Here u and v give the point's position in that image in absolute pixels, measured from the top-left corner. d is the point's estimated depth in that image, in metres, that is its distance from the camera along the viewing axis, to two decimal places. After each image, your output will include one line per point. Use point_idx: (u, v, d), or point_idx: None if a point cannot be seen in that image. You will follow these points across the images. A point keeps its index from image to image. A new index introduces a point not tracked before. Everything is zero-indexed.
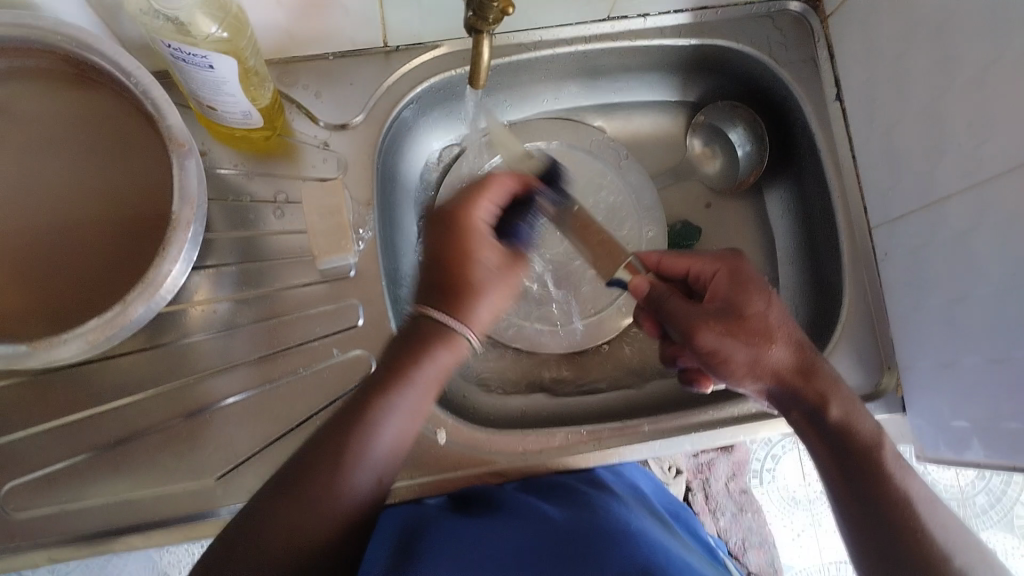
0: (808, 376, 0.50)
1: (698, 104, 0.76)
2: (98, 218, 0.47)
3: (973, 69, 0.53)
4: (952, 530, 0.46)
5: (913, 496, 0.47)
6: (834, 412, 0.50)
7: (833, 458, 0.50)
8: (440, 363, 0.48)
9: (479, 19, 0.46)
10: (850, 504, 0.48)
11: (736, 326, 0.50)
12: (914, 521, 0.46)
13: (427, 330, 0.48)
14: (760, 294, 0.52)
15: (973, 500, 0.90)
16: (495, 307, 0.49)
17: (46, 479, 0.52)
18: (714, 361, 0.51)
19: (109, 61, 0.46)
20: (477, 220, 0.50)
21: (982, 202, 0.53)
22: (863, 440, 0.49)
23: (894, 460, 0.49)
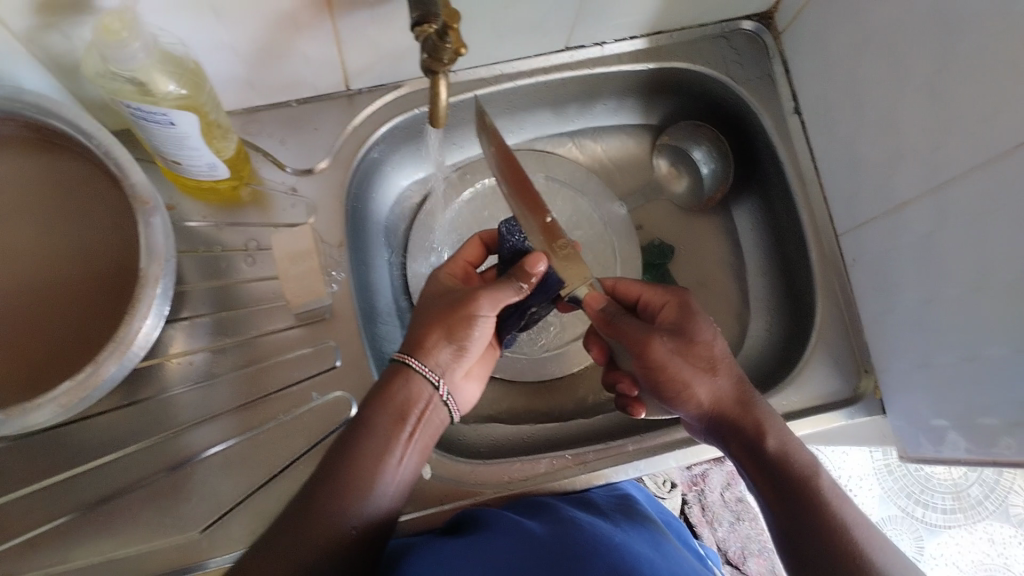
0: (746, 407, 0.52)
1: (660, 126, 0.78)
2: (68, 278, 0.47)
3: (921, 77, 0.54)
4: (887, 555, 0.46)
5: (848, 521, 0.48)
6: (771, 442, 0.51)
7: (768, 486, 0.50)
8: (418, 402, 0.49)
9: (434, 61, 0.47)
10: (786, 527, 0.49)
11: (682, 347, 0.52)
12: (850, 545, 0.46)
13: (393, 379, 0.49)
14: (707, 321, 0.54)
15: (967, 493, 0.90)
16: (483, 341, 0.52)
17: (29, 544, 0.51)
18: (659, 380, 0.53)
19: (71, 125, 0.46)
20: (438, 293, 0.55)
21: (941, 205, 0.54)
22: (799, 469, 0.50)
23: (829, 488, 0.49)
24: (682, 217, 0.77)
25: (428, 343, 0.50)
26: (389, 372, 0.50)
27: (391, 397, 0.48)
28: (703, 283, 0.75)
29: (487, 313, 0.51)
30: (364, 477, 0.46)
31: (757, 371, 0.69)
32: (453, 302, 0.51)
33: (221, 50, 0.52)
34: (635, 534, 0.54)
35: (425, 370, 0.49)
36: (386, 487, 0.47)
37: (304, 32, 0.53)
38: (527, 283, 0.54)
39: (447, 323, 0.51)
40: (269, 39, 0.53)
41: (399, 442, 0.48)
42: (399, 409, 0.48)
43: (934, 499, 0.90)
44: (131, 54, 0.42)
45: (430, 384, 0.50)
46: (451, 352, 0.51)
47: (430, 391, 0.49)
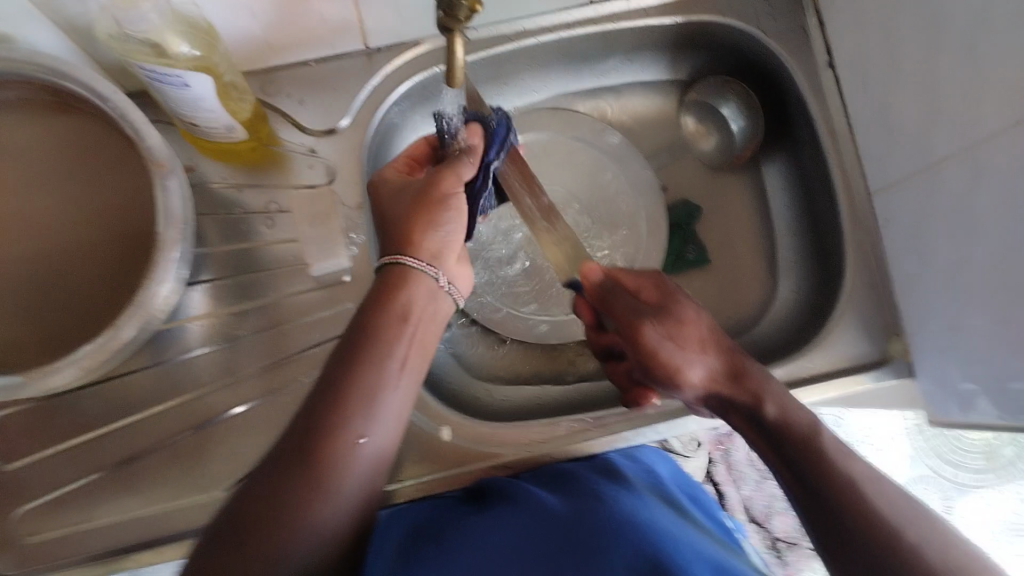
0: (738, 377, 0.52)
1: (689, 80, 0.75)
2: (87, 242, 0.48)
3: (963, 28, 0.51)
4: (898, 510, 0.45)
5: (856, 479, 0.46)
6: (769, 409, 0.50)
7: (777, 457, 0.50)
8: (416, 301, 0.49)
9: (450, 17, 0.46)
10: (800, 495, 0.48)
11: (669, 329, 0.53)
12: (859, 501, 0.45)
13: (390, 273, 0.49)
14: (690, 302, 0.55)
15: (1001, 452, 0.87)
16: (456, 242, 0.52)
17: (61, 500, 0.53)
18: (656, 370, 0.54)
19: (86, 87, 0.46)
20: (450, 190, 0.51)
21: (979, 163, 0.52)
22: (800, 432, 0.49)
23: (834, 449, 0.48)
24: (710, 176, 0.75)
25: (410, 232, 0.50)
26: (388, 274, 0.49)
27: (391, 297, 0.48)
28: (729, 245, 0.74)
29: (456, 202, 0.51)
30: (348, 433, 0.44)
31: (784, 334, 0.68)
32: (420, 190, 0.51)
33: (236, 9, 0.52)
34: (660, 511, 0.55)
35: (424, 264, 0.50)
36: (373, 438, 0.45)
37: None
38: (472, 153, 0.54)
39: (430, 214, 0.50)
40: None
41: (400, 345, 0.47)
42: (401, 310, 0.48)
43: (966, 460, 0.87)
44: (141, 15, 0.44)
45: (430, 277, 0.50)
46: (440, 237, 0.51)
47: (431, 283, 0.50)
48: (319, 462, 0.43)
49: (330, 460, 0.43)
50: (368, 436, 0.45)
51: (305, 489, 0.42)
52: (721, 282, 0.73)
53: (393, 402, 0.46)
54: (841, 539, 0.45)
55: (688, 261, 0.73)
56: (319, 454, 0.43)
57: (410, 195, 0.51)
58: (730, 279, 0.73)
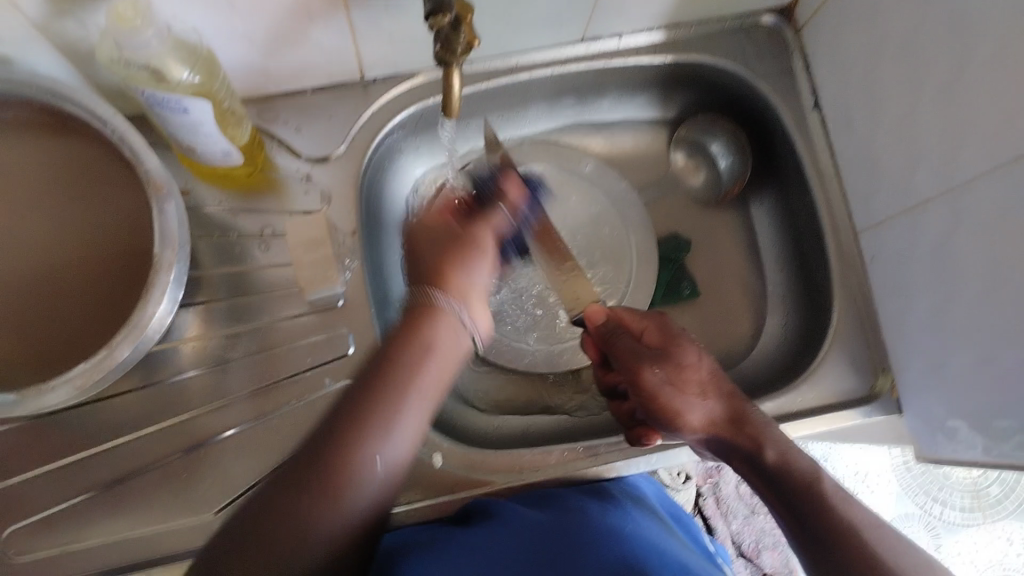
0: (741, 423, 0.53)
1: (677, 118, 0.77)
2: (84, 261, 0.48)
3: (941, 73, 0.53)
4: (897, 552, 0.45)
5: (856, 524, 0.47)
6: (771, 454, 0.51)
7: (776, 499, 0.50)
8: (444, 339, 0.48)
9: (447, 51, 0.47)
10: (798, 534, 0.48)
11: (672, 374, 0.55)
12: (856, 542, 0.45)
13: (424, 308, 0.49)
14: (692, 348, 0.57)
15: (987, 492, 0.89)
16: (482, 284, 0.53)
17: (44, 522, 0.52)
18: (661, 415, 0.55)
19: (88, 110, 0.47)
20: (480, 233, 0.55)
21: (960, 204, 0.53)
22: (801, 476, 0.50)
23: (833, 491, 0.49)
24: (698, 211, 0.76)
25: (445, 274, 0.51)
26: (416, 310, 0.49)
27: (416, 333, 0.47)
28: (719, 278, 0.75)
29: (484, 246, 0.54)
30: (375, 433, 0.43)
31: (773, 367, 0.69)
32: (455, 232, 0.54)
33: (236, 39, 0.53)
34: (645, 529, 0.55)
35: (448, 303, 0.50)
36: (391, 450, 0.44)
37: (317, 22, 0.53)
38: (512, 209, 0.60)
39: (461, 255, 0.52)
40: (283, 27, 0.53)
41: (418, 384, 0.46)
42: (414, 335, 0.47)
43: (952, 498, 0.89)
44: (144, 42, 0.43)
45: (465, 332, 0.50)
46: (472, 284, 0.52)
47: (455, 320, 0.50)
48: (327, 474, 0.42)
49: (349, 466, 0.42)
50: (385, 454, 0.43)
51: (320, 496, 0.41)
52: (711, 316, 0.73)
53: (415, 414, 0.45)
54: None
55: (675, 292, 0.73)
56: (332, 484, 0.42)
57: (441, 238, 0.53)
58: (719, 311, 0.73)
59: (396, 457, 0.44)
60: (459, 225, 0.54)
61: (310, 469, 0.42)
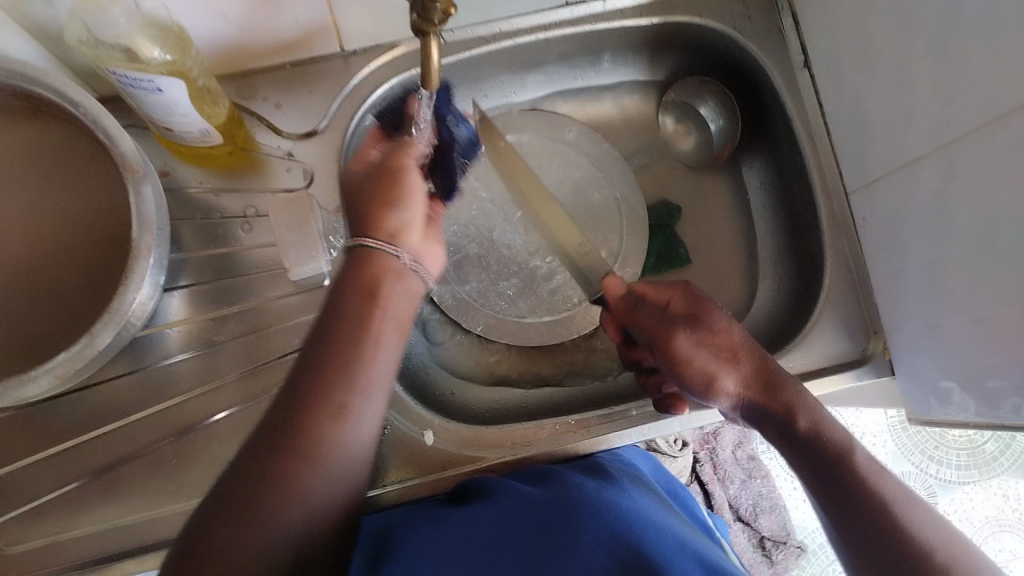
0: (773, 388, 0.52)
1: (666, 81, 0.76)
2: (61, 250, 0.47)
3: (933, 28, 0.52)
4: (932, 525, 0.45)
5: (890, 499, 0.47)
6: (802, 422, 0.50)
7: (807, 466, 0.50)
8: (396, 298, 0.47)
9: (424, 21, 0.45)
10: (831, 507, 0.48)
11: (706, 340, 0.53)
12: (894, 519, 0.46)
13: (361, 257, 0.46)
14: (722, 312, 0.54)
15: (983, 449, 0.92)
16: (415, 215, 0.49)
17: (36, 512, 0.52)
18: (690, 381, 0.53)
19: (59, 93, 0.45)
20: (406, 162, 0.49)
21: (952, 162, 0.52)
22: (835, 447, 0.49)
23: (866, 464, 0.48)
24: (689, 176, 0.76)
25: (377, 215, 0.47)
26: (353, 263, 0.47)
27: (355, 276, 0.46)
28: (710, 245, 0.74)
29: (415, 176, 0.49)
30: (346, 406, 0.42)
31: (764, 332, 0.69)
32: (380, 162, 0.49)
33: (208, 13, 0.51)
34: (642, 500, 0.55)
35: (383, 245, 0.47)
36: (365, 416, 0.43)
37: None
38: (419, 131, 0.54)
39: (389, 191, 0.48)
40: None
41: (374, 334, 0.45)
42: (367, 287, 0.46)
43: (948, 456, 0.92)
44: (112, 21, 0.42)
45: (392, 255, 0.47)
46: (403, 215, 0.48)
47: (397, 263, 0.47)
48: (305, 442, 0.41)
49: (315, 436, 0.41)
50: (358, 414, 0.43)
51: (291, 463, 0.40)
52: (703, 283, 0.73)
53: (375, 397, 0.44)
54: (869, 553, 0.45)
55: (667, 259, 0.73)
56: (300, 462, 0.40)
57: (368, 173, 0.49)
58: (710, 278, 0.73)
59: (365, 436, 0.43)
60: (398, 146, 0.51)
61: (285, 438, 0.41)
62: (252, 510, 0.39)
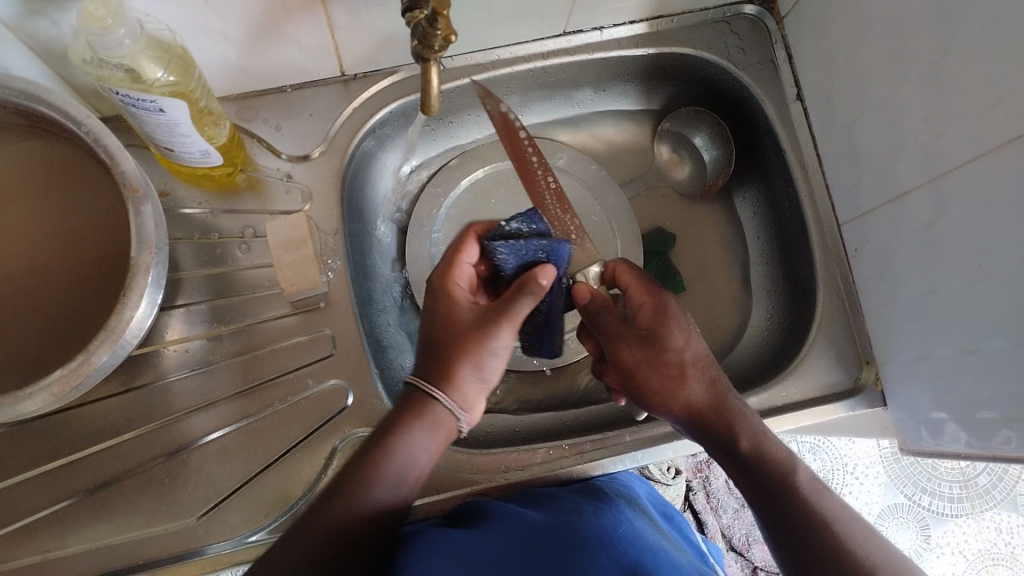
0: (720, 410, 0.51)
1: (661, 111, 0.77)
2: (62, 266, 0.47)
3: (923, 63, 0.53)
4: (873, 550, 0.46)
5: (831, 518, 0.47)
6: (744, 445, 0.50)
7: (746, 483, 0.50)
8: (432, 442, 0.48)
9: (425, 47, 0.46)
10: (770, 526, 0.49)
11: (653, 358, 0.52)
12: (836, 540, 0.46)
13: (417, 408, 0.48)
14: (682, 326, 0.53)
15: (975, 481, 0.91)
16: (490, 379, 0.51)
17: (25, 529, 0.52)
18: (639, 392, 0.53)
19: (62, 113, 0.46)
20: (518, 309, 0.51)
21: (942, 194, 0.53)
22: (776, 470, 0.49)
23: (808, 486, 0.49)
24: (683, 203, 0.76)
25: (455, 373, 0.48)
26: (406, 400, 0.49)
27: (416, 419, 0.48)
28: (704, 272, 0.75)
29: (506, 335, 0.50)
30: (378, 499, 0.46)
31: (756, 362, 0.69)
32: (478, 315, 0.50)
33: (212, 36, 0.52)
34: (640, 524, 0.55)
35: (439, 395, 0.48)
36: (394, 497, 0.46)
37: (294, 18, 0.52)
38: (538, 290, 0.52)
39: (475, 351, 0.49)
40: (259, 24, 0.52)
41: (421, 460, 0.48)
42: (421, 434, 0.47)
43: (941, 487, 0.91)
44: (116, 41, 0.42)
45: (453, 417, 0.49)
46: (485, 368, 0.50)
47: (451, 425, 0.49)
48: (348, 499, 0.45)
49: (366, 486, 0.45)
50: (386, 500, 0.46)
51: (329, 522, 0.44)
52: (697, 310, 0.73)
53: (421, 446, 0.47)
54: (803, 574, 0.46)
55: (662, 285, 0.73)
56: (335, 518, 0.44)
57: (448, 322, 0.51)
58: (704, 306, 0.74)
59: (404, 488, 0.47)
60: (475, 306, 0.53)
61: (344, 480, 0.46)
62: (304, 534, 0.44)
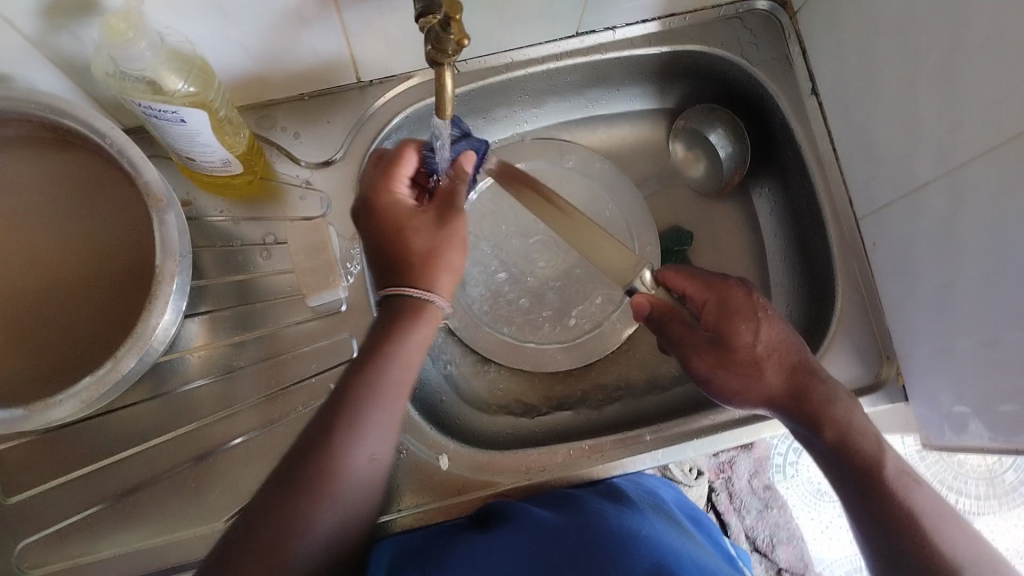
0: (802, 401, 0.53)
1: (676, 109, 0.77)
2: (86, 277, 0.48)
3: (938, 54, 0.52)
4: (961, 542, 0.48)
5: (919, 510, 0.49)
6: (828, 433, 0.52)
7: (834, 473, 0.52)
8: (414, 346, 0.49)
9: (439, 52, 0.46)
10: (862, 516, 0.50)
11: (725, 358, 0.54)
12: (920, 536, 0.47)
13: (402, 310, 0.49)
14: (747, 323, 0.54)
15: (1002, 479, 0.91)
16: (454, 271, 0.51)
17: (57, 535, 0.53)
18: (721, 393, 0.55)
19: (86, 125, 0.47)
20: (401, 202, 0.51)
21: (959, 186, 0.53)
22: (863, 458, 0.51)
23: (893, 473, 0.50)
24: (701, 201, 0.76)
25: (400, 267, 0.50)
26: (384, 311, 0.50)
27: (382, 352, 0.48)
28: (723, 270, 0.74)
29: (411, 225, 0.50)
30: (346, 462, 0.45)
31: None
32: (393, 223, 0.50)
33: (229, 47, 0.52)
34: (663, 526, 0.55)
35: (417, 292, 0.49)
36: (362, 455, 0.46)
37: (309, 27, 0.53)
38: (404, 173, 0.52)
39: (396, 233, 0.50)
40: (275, 34, 0.52)
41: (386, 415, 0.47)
42: (396, 378, 0.48)
43: (968, 485, 0.90)
44: (137, 54, 0.42)
45: (421, 330, 0.49)
46: (451, 278, 0.50)
47: (436, 310, 0.50)
48: (322, 476, 0.44)
49: (334, 470, 0.45)
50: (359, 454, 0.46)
51: (308, 497, 0.44)
52: None
53: (379, 424, 0.47)
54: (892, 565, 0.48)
55: None
56: (310, 509, 0.44)
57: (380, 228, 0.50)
58: None
59: (365, 470, 0.46)
60: (421, 209, 0.51)
61: (299, 477, 0.44)
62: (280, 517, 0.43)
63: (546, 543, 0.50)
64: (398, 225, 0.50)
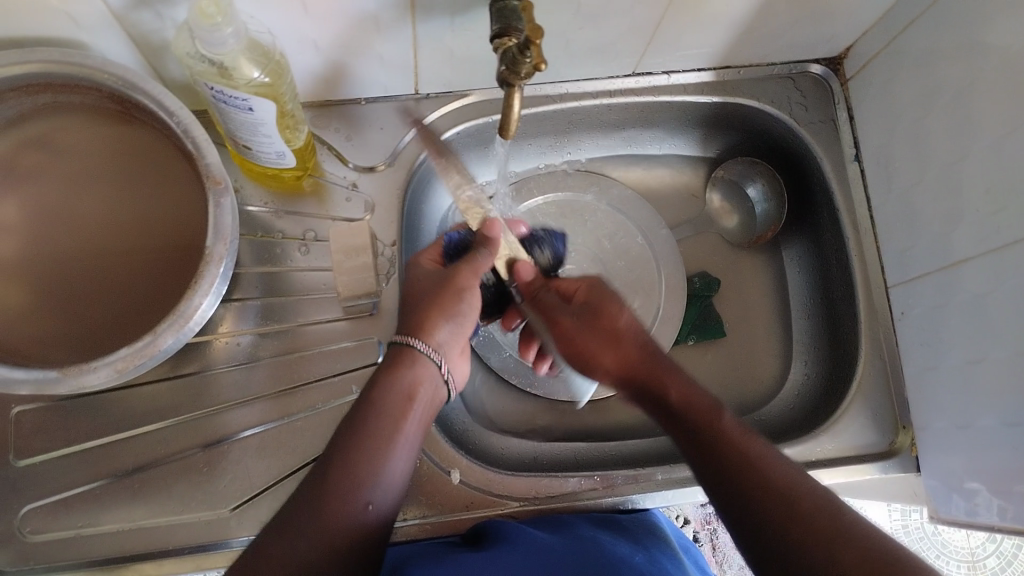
0: (651, 368, 0.52)
1: (717, 157, 0.78)
2: (134, 252, 0.49)
3: (991, 136, 0.54)
4: (793, 479, 0.43)
5: (753, 456, 0.45)
6: (675, 395, 0.50)
7: (682, 437, 0.49)
8: (424, 381, 0.50)
9: (511, 73, 0.47)
10: (705, 476, 0.46)
11: (588, 324, 0.55)
12: (761, 478, 0.43)
13: (400, 353, 0.50)
14: (617, 299, 0.56)
15: (983, 563, 0.86)
16: (464, 332, 0.54)
17: (63, 503, 0.53)
18: (575, 357, 0.57)
19: (155, 101, 0.48)
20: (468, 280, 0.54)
21: (998, 266, 0.53)
22: (702, 413, 0.48)
23: (734, 428, 0.47)
24: (730, 252, 0.77)
25: (427, 323, 0.51)
26: (392, 355, 0.50)
27: (398, 372, 0.49)
28: (744, 321, 0.75)
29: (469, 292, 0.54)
30: (372, 462, 0.45)
31: (790, 419, 0.69)
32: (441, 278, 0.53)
33: (302, 43, 0.53)
34: (665, 556, 0.55)
35: (429, 351, 0.50)
36: (395, 461, 0.46)
37: (381, 34, 0.54)
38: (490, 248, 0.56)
39: (445, 303, 0.52)
40: (350, 36, 0.53)
41: (406, 423, 0.48)
42: (409, 391, 0.49)
43: (948, 566, 0.84)
44: (222, 39, 0.43)
45: (433, 363, 0.50)
46: (449, 329, 0.52)
47: (434, 370, 0.51)
48: (344, 474, 0.44)
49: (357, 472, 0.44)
50: (393, 462, 0.46)
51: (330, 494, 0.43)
52: (733, 357, 0.74)
53: (411, 436, 0.48)
54: (738, 522, 0.43)
55: (704, 330, 0.73)
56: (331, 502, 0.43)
57: (430, 284, 0.53)
58: (741, 354, 0.74)
59: (401, 470, 0.46)
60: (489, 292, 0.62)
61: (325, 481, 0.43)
62: (324, 496, 0.43)
63: (548, 560, 0.49)
64: (454, 297, 0.53)
